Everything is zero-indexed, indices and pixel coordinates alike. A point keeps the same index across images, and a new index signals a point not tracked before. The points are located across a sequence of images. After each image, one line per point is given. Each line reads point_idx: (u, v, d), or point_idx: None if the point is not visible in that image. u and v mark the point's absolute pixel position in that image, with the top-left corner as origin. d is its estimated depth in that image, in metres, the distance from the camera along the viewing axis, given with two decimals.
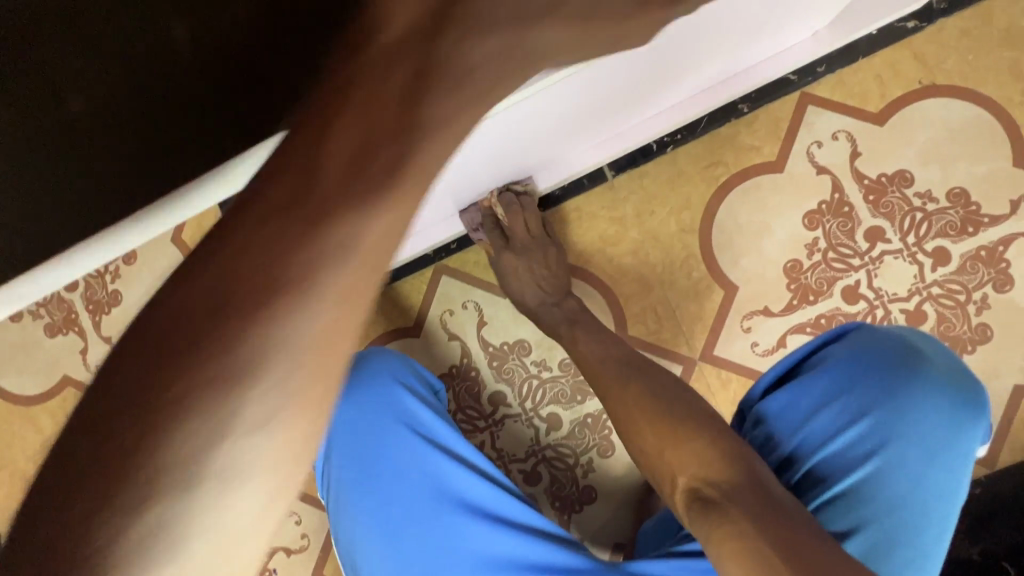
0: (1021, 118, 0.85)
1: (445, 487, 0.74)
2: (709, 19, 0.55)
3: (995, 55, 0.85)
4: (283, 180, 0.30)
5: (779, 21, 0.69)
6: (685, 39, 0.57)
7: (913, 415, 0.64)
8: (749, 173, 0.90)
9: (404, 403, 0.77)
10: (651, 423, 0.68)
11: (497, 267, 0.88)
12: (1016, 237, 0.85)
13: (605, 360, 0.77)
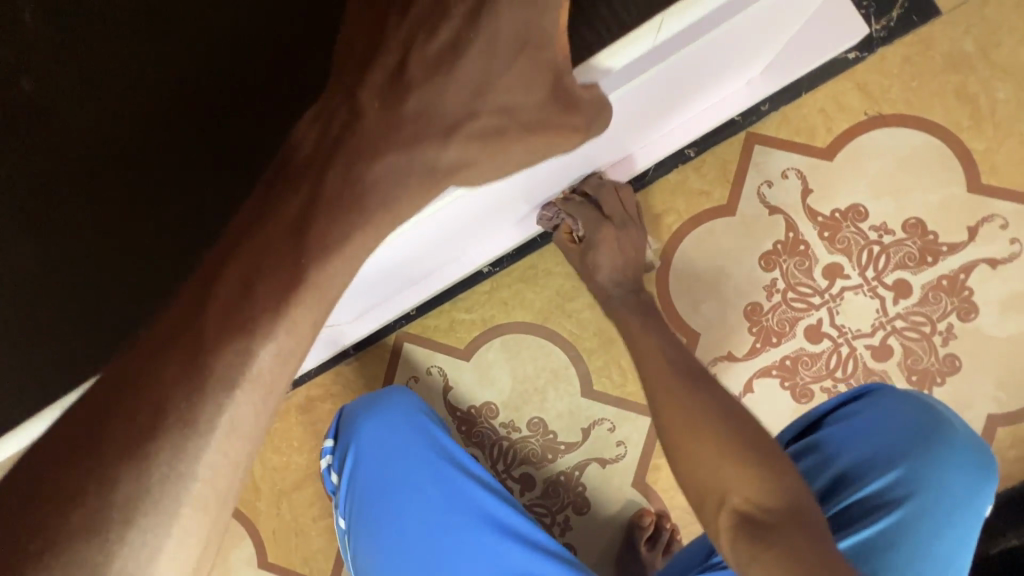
0: (972, 143, 0.83)
1: (467, 505, 0.75)
2: (688, 65, 0.53)
3: (941, 79, 0.84)
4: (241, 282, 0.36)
5: (733, 69, 0.70)
6: (664, 85, 0.55)
7: (940, 473, 0.61)
8: (702, 219, 0.88)
9: (428, 429, 0.79)
10: (700, 434, 0.60)
11: (592, 255, 0.82)
12: (976, 264, 0.83)
13: (676, 361, 0.71)
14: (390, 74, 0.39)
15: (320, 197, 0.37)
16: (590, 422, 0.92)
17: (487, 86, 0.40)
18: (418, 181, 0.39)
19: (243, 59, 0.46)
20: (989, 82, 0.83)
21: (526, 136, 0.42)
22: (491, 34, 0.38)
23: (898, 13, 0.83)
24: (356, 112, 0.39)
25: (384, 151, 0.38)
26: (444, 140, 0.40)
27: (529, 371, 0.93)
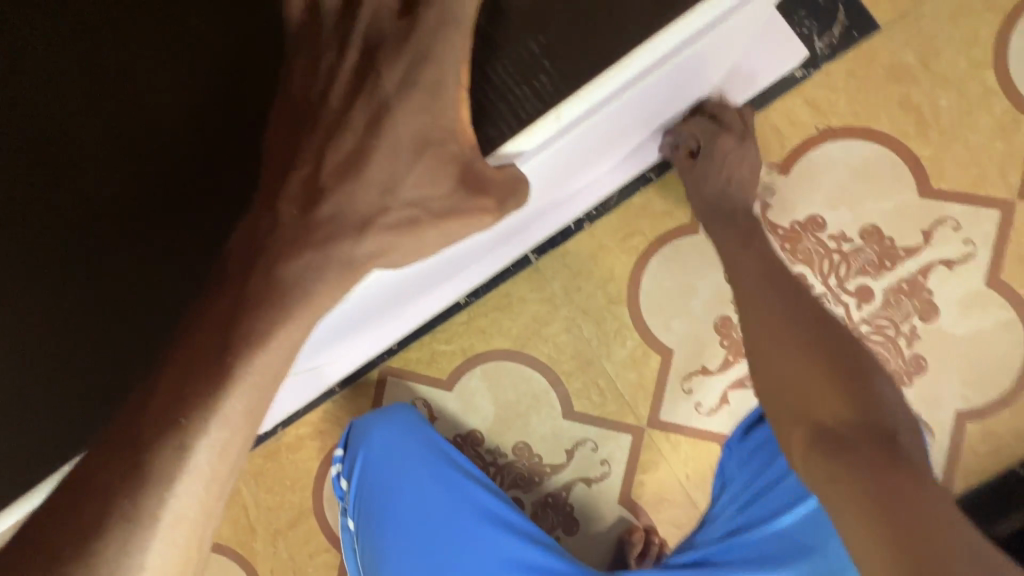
0: (919, 150, 0.86)
1: (472, 505, 0.77)
2: (633, 106, 0.55)
3: (884, 91, 0.87)
4: (176, 371, 0.40)
5: (685, 99, 0.70)
6: (611, 125, 0.56)
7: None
8: (667, 239, 0.91)
9: (429, 437, 0.80)
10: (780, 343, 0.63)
11: (705, 179, 0.80)
12: (934, 265, 0.86)
13: (761, 279, 0.71)
14: (305, 180, 0.44)
15: (251, 294, 0.41)
16: (573, 443, 0.94)
17: (394, 185, 0.44)
18: (341, 273, 0.44)
19: (175, 144, 0.46)
20: (931, 91, 0.86)
21: (442, 222, 0.45)
22: (394, 139, 0.44)
23: (840, 30, 0.87)
24: (277, 221, 0.43)
25: (299, 251, 0.43)
26: (357, 237, 0.44)
27: (511, 396, 0.95)
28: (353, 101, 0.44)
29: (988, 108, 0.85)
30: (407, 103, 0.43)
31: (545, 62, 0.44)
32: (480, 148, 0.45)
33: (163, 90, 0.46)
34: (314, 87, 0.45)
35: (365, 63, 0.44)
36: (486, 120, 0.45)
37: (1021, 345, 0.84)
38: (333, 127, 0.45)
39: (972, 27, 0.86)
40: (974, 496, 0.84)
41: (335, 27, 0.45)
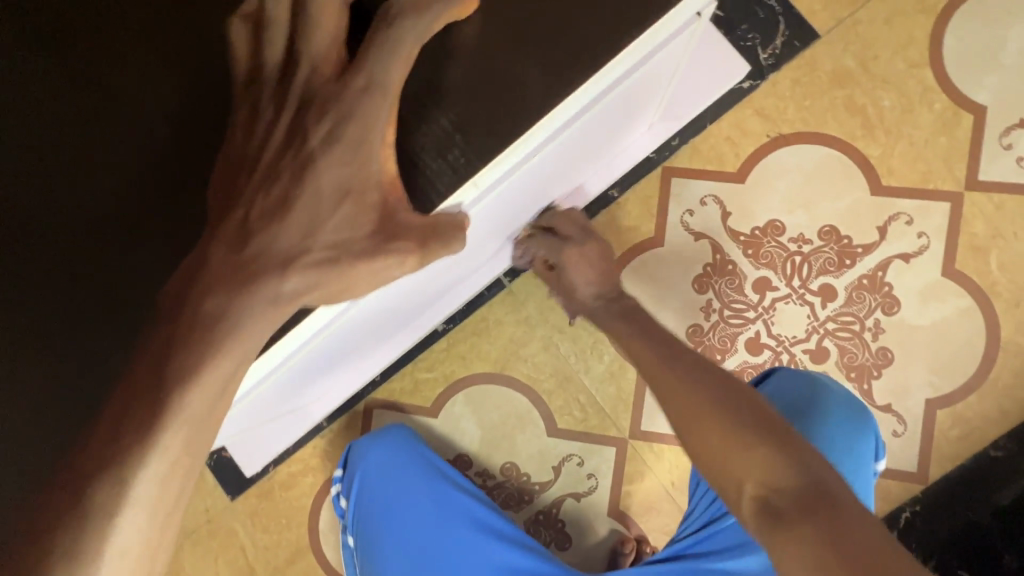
0: (868, 150, 0.89)
1: (463, 514, 0.76)
2: (569, 147, 0.58)
3: (829, 96, 0.90)
4: (112, 413, 0.37)
5: (628, 124, 0.74)
6: (550, 165, 0.59)
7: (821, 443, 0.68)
8: (634, 253, 0.94)
9: (424, 452, 0.80)
10: (705, 411, 0.58)
11: (566, 284, 0.85)
12: (891, 260, 0.89)
13: (659, 359, 0.70)
14: (238, 223, 0.41)
15: (177, 333, 0.38)
16: (560, 459, 0.95)
17: (316, 229, 0.42)
18: (266, 310, 0.40)
19: (123, 203, 0.48)
20: (873, 92, 0.89)
21: (369, 260, 0.43)
22: (317, 186, 0.42)
23: (781, 40, 0.90)
24: (204, 259, 0.41)
25: (220, 289, 0.39)
26: (280, 276, 0.40)
27: (495, 418, 0.97)
28: (282, 155, 0.42)
29: (929, 104, 0.88)
30: (334, 151, 0.42)
31: (458, 136, 0.47)
32: (412, 207, 0.46)
33: (109, 156, 0.49)
34: (252, 141, 0.43)
35: (297, 120, 0.42)
36: (416, 184, 0.46)
37: (981, 330, 0.87)
38: (263, 180, 0.42)
39: (907, 28, 0.89)
40: (951, 480, 0.86)
41: (274, 92, 0.43)
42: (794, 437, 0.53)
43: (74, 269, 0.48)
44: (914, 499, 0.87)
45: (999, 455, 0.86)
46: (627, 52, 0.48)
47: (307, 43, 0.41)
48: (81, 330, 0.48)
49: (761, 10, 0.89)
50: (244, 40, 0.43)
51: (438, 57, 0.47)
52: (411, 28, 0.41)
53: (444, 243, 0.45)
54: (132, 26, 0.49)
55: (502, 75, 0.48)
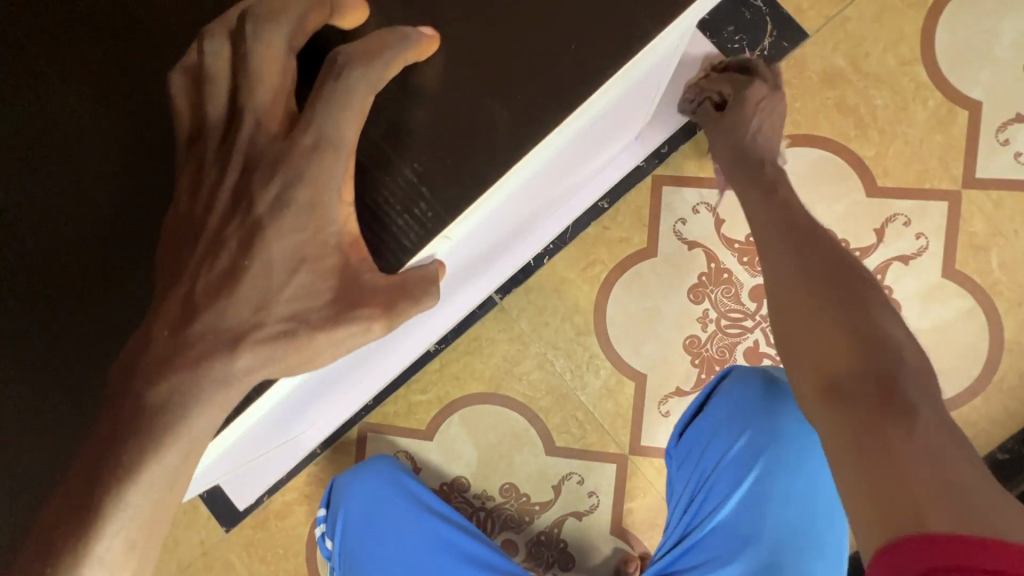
0: (862, 151, 0.87)
1: (450, 543, 0.75)
2: (540, 177, 0.57)
3: (820, 97, 0.88)
4: (62, 499, 0.38)
5: (612, 142, 0.71)
6: (522, 196, 0.58)
7: (775, 439, 0.68)
8: (627, 264, 0.91)
9: (406, 483, 0.77)
10: (796, 287, 0.59)
11: (725, 127, 0.77)
12: (889, 263, 0.87)
13: (785, 224, 0.65)
14: (185, 294, 0.41)
15: (117, 423, 0.38)
16: (560, 477, 0.93)
17: (269, 301, 0.41)
18: (214, 395, 0.39)
19: (83, 266, 0.48)
20: (866, 92, 0.87)
21: (331, 329, 0.42)
22: (266, 257, 0.41)
23: (769, 41, 0.87)
24: (148, 338, 0.40)
25: (163, 376, 0.39)
26: (229, 355, 0.40)
27: (491, 439, 0.94)
28: (229, 224, 0.41)
29: (923, 102, 0.86)
30: (282, 220, 0.40)
31: (423, 188, 0.46)
32: (376, 267, 0.44)
33: (69, 218, 0.49)
34: (198, 200, 0.42)
35: (242, 184, 0.41)
36: (380, 242, 0.45)
37: (983, 331, 0.85)
38: (209, 249, 0.41)
39: (897, 24, 0.87)
40: None
41: (218, 148, 0.42)
42: (881, 331, 0.53)
43: (34, 331, 0.48)
44: None
45: (1007, 457, 0.84)
46: (596, 95, 0.48)
47: (250, 98, 0.40)
48: (44, 390, 0.48)
49: (748, 11, 0.87)
50: (185, 95, 0.42)
51: (398, 106, 0.47)
52: (362, 79, 0.40)
53: (412, 301, 0.44)
54: (84, 84, 0.49)
55: (466, 122, 0.47)
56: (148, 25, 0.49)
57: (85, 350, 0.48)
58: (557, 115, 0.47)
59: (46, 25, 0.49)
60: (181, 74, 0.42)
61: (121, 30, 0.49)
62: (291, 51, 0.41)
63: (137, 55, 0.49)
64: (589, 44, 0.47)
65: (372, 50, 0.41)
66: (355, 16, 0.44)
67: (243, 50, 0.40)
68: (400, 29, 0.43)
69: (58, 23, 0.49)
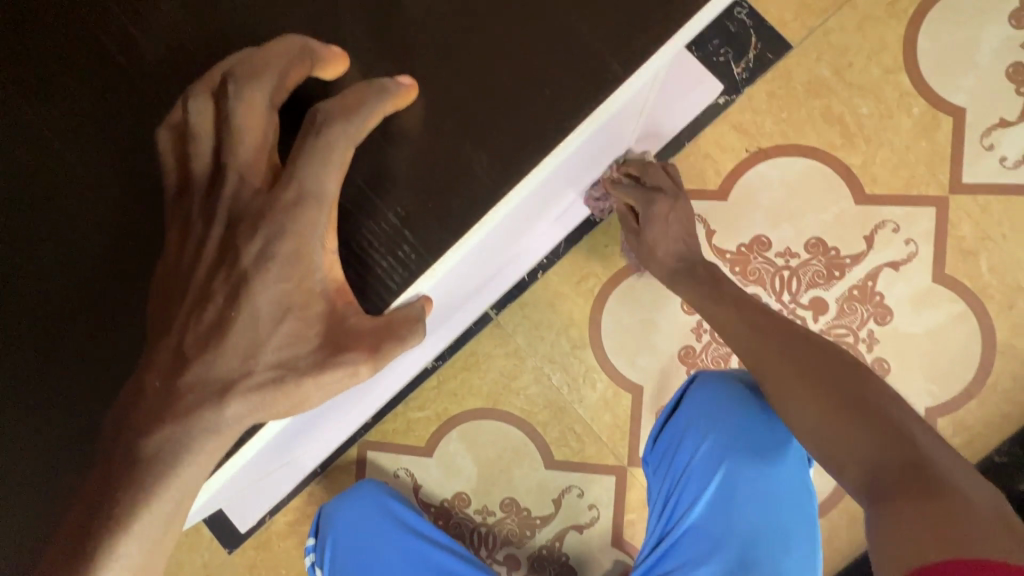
0: (849, 159, 0.88)
1: (442, 569, 0.76)
2: (523, 210, 0.58)
3: (806, 107, 0.89)
4: (56, 551, 0.39)
5: (596, 166, 0.72)
6: (507, 228, 0.59)
7: (738, 439, 0.68)
8: (621, 277, 0.92)
9: (398, 510, 0.78)
10: (806, 388, 0.58)
11: (643, 244, 0.80)
12: (880, 269, 0.87)
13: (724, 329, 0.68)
14: (176, 342, 0.42)
15: (111, 475, 0.39)
16: (560, 491, 0.93)
17: (258, 349, 0.42)
18: (205, 443, 0.40)
19: (79, 309, 0.49)
20: (851, 100, 0.88)
21: (318, 373, 0.42)
22: (253, 307, 0.41)
23: (754, 54, 0.88)
24: (139, 390, 0.41)
25: (154, 429, 0.39)
26: (218, 405, 0.40)
27: (490, 454, 0.95)
28: (215, 276, 0.42)
29: (907, 109, 0.87)
30: (268, 271, 0.41)
31: (407, 232, 0.48)
32: (363, 310, 0.47)
33: (64, 261, 0.50)
34: (187, 251, 0.43)
35: (228, 238, 0.42)
36: (366, 286, 0.47)
37: (975, 335, 0.86)
38: (198, 300, 0.42)
39: (879, 34, 0.88)
40: None
41: (204, 201, 0.43)
42: (893, 417, 0.53)
43: (30, 374, 0.49)
44: None
45: (1004, 460, 0.84)
46: (574, 136, 0.51)
47: (233, 153, 0.42)
48: (41, 433, 0.49)
49: (731, 25, 0.88)
50: (172, 150, 0.44)
51: (381, 152, 0.49)
52: (341, 134, 0.41)
53: (397, 341, 0.45)
54: (76, 129, 0.50)
55: (447, 168, 0.50)
56: (136, 72, 0.50)
57: (81, 391, 0.49)
58: (533, 158, 0.50)
59: (35, 75, 0.51)
60: (166, 130, 0.44)
61: (111, 75, 0.50)
62: (273, 107, 0.43)
63: (126, 101, 0.50)
64: (562, 88, 0.51)
65: (351, 105, 0.42)
66: (336, 66, 0.46)
67: (225, 108, 0.41)
68: (379, 80, 0.45)
69: (46, 73, 0.51)
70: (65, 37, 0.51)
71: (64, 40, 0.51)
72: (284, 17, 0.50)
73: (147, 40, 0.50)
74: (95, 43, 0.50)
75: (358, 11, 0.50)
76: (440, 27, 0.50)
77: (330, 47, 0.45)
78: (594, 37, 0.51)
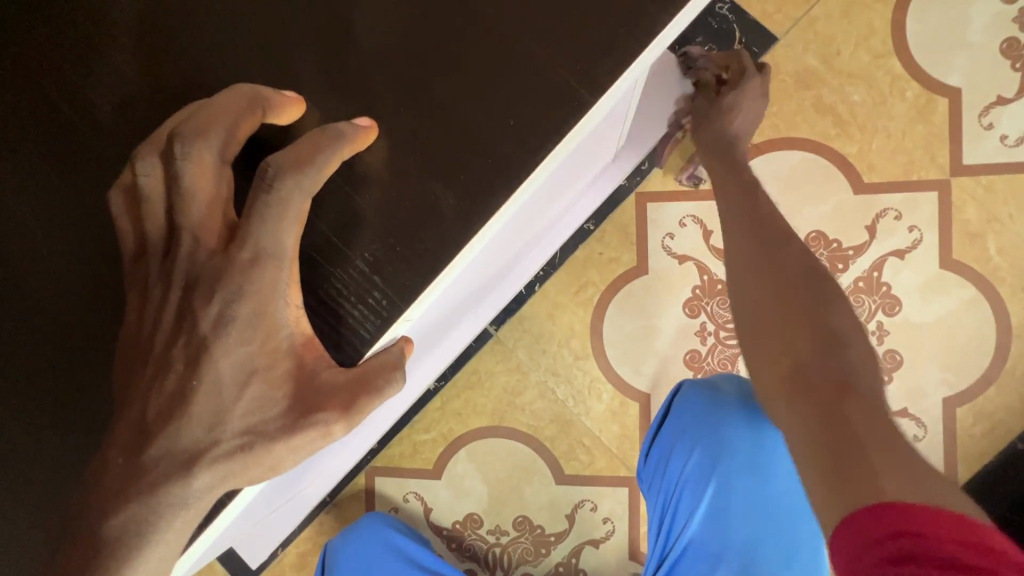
0: (844, 149, 0.86)
1: None
2: (497, 244, 0.58)
3: (796, 98, 0.87)
4: None
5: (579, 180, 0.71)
6: (483, 262, 0.59)
7: (726, 450, 0.66)
8: (619, 284, 0.91)
9: (400, 543, 0.77)
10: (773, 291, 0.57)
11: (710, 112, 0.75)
12: (885, 259, 0.85)
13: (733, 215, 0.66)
14: (141, 411, 0.41)
15: (79, 555, 0.38)
16: (572, 506, 0.92)
17: (223, 418, 0.41)
18: (175, 517, 0.39)
19: (54, 374, 0.49)
20: (841, 89, 0.86)
21: (288, 438, 0.41)
22: (214, 375, 0.41)
23: (739, 48, 0.87)
24: (105, 465, 0.40)
25: (119, 507, 0.39)
26: (186, 476, 0.39)
27: (500, 472, 0.93)
28: (174, 343, 0.42)
29: (900, 93, 0.85)
30: (227, 337, 0.41)
31: (376, 278, 0.48)
32: (336, 362, 0.46)
33: (35, 327, 0.49)
34: (147, 318, 0.43)
35: (185, 302, 0.41)
36: (339, 338, 0.47)
37: (989, 321, 0.83)
38: (158, 370, 0.41)
39: (866, 19, 0.86)
40: (982, 480, 0.82)
41: (162, 263, 0.43)
42: (832, 328, 0.53)
43: (8, 445, 0.48)
44: None
45: None
46: (540, 169, 0.50)
47: (185, 214, 0.41)
48: (22, 505, 0.48)
49: (714, 20, 0.87)
50: (127, 213, 0.44)
51: (344, 199, 0.48)
52: (295, 188, 0.40)
53: (374, 393, 0.43)
54: (44, 189, 0.50)
55: (414, 209, 0.48)
56: (98, 130, 0.50)
57: (65, 454, 0.48)
58: (504, 192, 0.49)
59: None
60: (120, 192, 0.44)
61: (76, 130, 0.50)
62: (225, 161, 0.42)
63: (92, 156, 0.50)
64: (528, 113, 0.50)
65: (303, 155, 0.41)
66: (291, 111, 0.45)
67: (174, 170, 0.40)
68: (334, 125, 0.44)
69: (6, 139, 0.50)
70: (25, 97, 0.50)
71: (23, 100, 0.50)
72: (246, 62, 0.50)
73: (106, 97, 0.50)
74: (55, 104, 0.50)
75: (320, 49, 0.49)
76: (401, 62, 0.49)
77: (283, 94, 0.45)
78: (555, 62, 0.50)
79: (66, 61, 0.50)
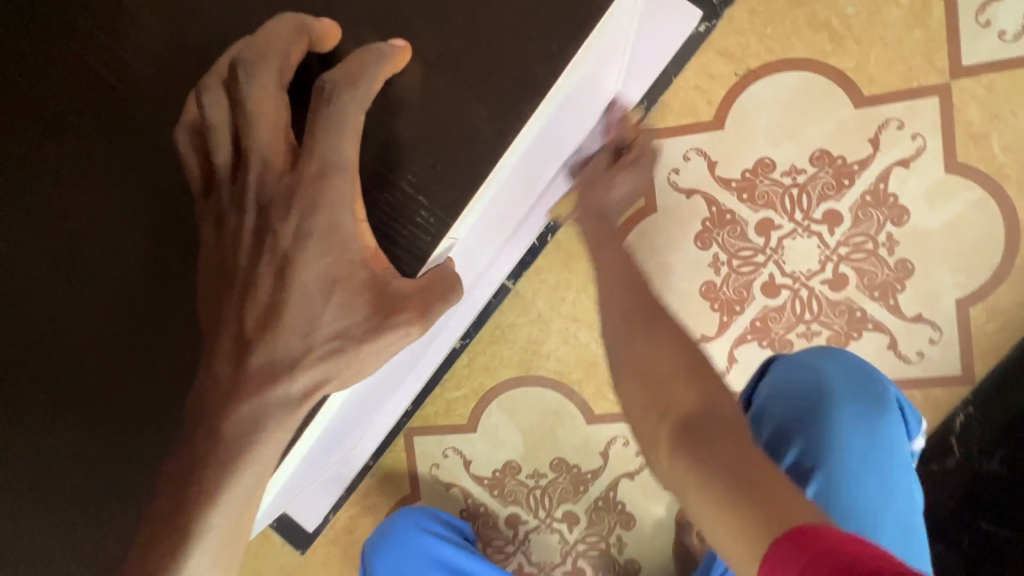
0: (842, 63, 0.86)
1: None
2: (518, 173, 0.59)
3: (791, 17, 0.86)
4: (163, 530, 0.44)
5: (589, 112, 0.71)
6: (506, 196, 0.61)
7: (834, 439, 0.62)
8: (629, 226, 0.92)
9: (433, 546, 0.82)
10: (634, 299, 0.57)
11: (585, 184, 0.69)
12: (891, 169, 0.86)
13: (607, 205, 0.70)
14: (233, 337, 0.45)
15: (202, 450, 0.44)
16: (605, 443, 0.95)
17: (312, 325, 0.45)
18: (281, 417, 0.45)
19: (131, 323, 0.53)
20: (835, 3, 0.85)
21: (372, 339, 0.45)
22: (299, 284, 0.44)
23: None
24: (212, 375, 0.45)
25: (234, 408, 0.44)
26: (289, 375, 0.45)
27: (533, 420, 0.97)
28: (257, 259, 0.45)
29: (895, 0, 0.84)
30: (305, 250, 0.44)
31: (422, 197, 0.50)
32: (401, 273, 0.50)
33: (113, 275, 0.52)
34: (224, 242, 0.46)
35: (261, 223, 0.44)
36: (397, 253, 0.50)
37: (996, 219, 0.84)
38: (245, 285, 0.45)
39: None
40: (1000, 374, 0.85)
41: (231, 189, 0.45)
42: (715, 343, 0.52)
43: (104, 394, 0.53)
44: (963, 400, 0.86)
45: None
46: (563, 79, 0.51)
47: (251, 137, 0.43)
48: (120, 459, 0.53)
49: None
50: (192, 148, 0.46)
51: (382, 125, 0.49)
52: (353, 101, 0.43)
53: (441, 299, 0.47)
54: (97, 148, 0.52)
55: (446, 132, 0.50)
56: (129, 108, 0.52)
57: (154, 392, 0.53)
58: (518, 125, 0.50)
59: (33, 113, 0.52)
60: (183, 129, 0.46)
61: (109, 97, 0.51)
62: (282, 87, 0.44)
63: (123, 123, 0.51)
64: (535, 45, 0.50)
65: (354, 70, 0.43)
66: (332, 39, 0.47)
67: (238, 93, 0.42)
68: (375, 45, 0.45)
69: (49, 102, 0.51)
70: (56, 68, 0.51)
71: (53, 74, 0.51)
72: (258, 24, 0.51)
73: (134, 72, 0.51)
74: (86, 81, 0.51)
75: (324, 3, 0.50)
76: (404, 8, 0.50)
77: (322, 21, 0.47)
78: None
79: (83, 45, 0.51)
